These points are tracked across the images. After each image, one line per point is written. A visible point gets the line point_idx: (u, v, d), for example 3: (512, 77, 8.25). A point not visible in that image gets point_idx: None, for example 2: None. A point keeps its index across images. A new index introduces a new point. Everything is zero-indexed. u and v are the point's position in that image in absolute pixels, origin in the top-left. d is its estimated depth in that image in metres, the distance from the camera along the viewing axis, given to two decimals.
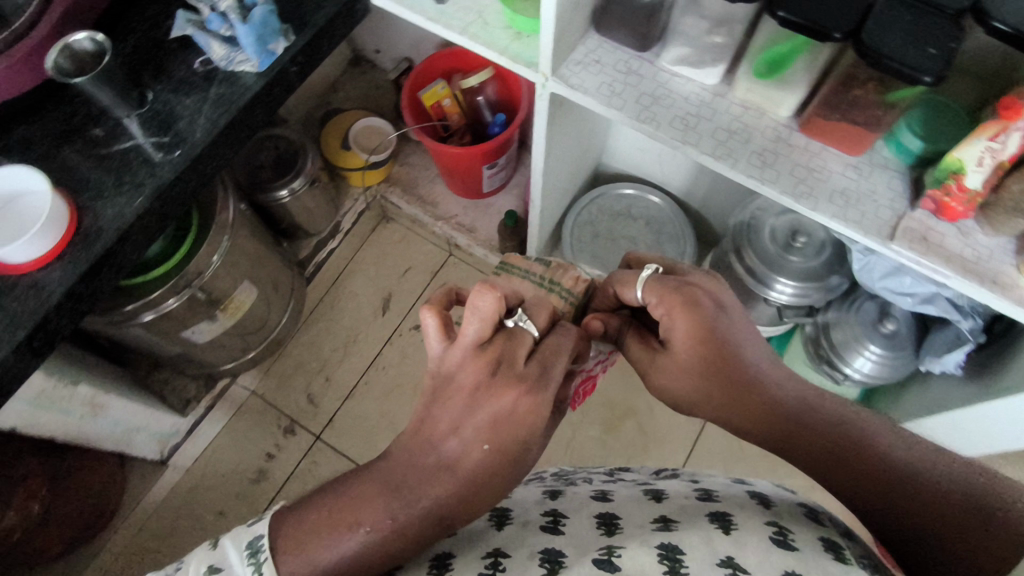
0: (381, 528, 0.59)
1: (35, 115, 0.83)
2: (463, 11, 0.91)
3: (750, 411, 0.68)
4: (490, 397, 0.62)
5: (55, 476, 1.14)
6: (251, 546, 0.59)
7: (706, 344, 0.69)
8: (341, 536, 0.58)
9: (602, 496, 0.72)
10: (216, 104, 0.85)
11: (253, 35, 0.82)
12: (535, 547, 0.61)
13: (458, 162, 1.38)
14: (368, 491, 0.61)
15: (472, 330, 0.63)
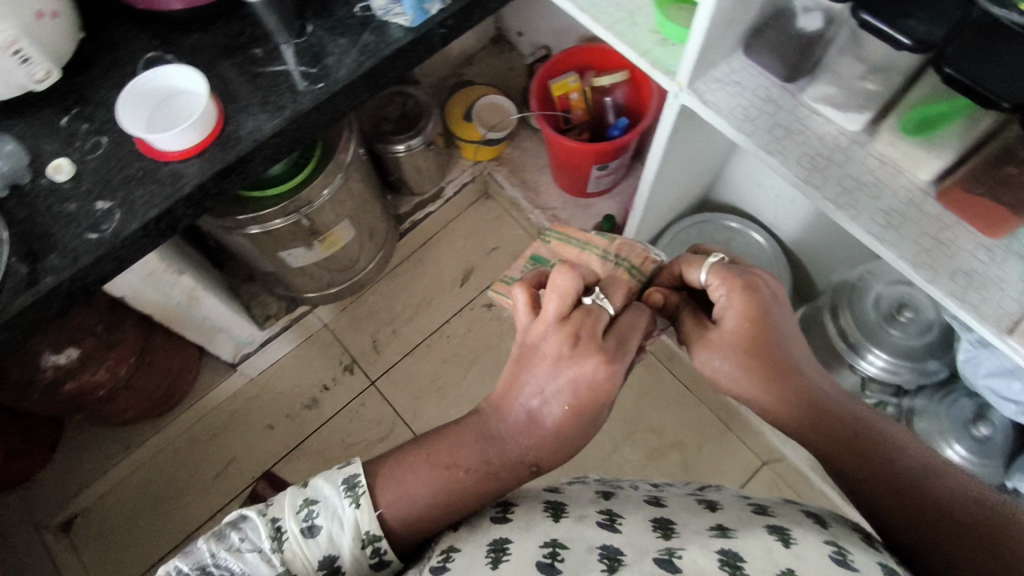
0: (474, 473, 0.70)
1: (211, 27, 0.93)
2: (615, 8, 0.92)
3: (793, 406, 0.70)
4: (571, 362, 0.67)
5: (144, 350, 1.25)
6: (345, 482, 0.69)
7: (759, 334, 0.70)
8: (428, 478, 0.69)
9: (654, 500, 0.74)
10: (364, 48, 0.90)
11: None
12: (595, 543, 0.62)
13: (571, 156, 1.39)
14: (456, 442, 0.72)
15: (553, 305, 0.69)
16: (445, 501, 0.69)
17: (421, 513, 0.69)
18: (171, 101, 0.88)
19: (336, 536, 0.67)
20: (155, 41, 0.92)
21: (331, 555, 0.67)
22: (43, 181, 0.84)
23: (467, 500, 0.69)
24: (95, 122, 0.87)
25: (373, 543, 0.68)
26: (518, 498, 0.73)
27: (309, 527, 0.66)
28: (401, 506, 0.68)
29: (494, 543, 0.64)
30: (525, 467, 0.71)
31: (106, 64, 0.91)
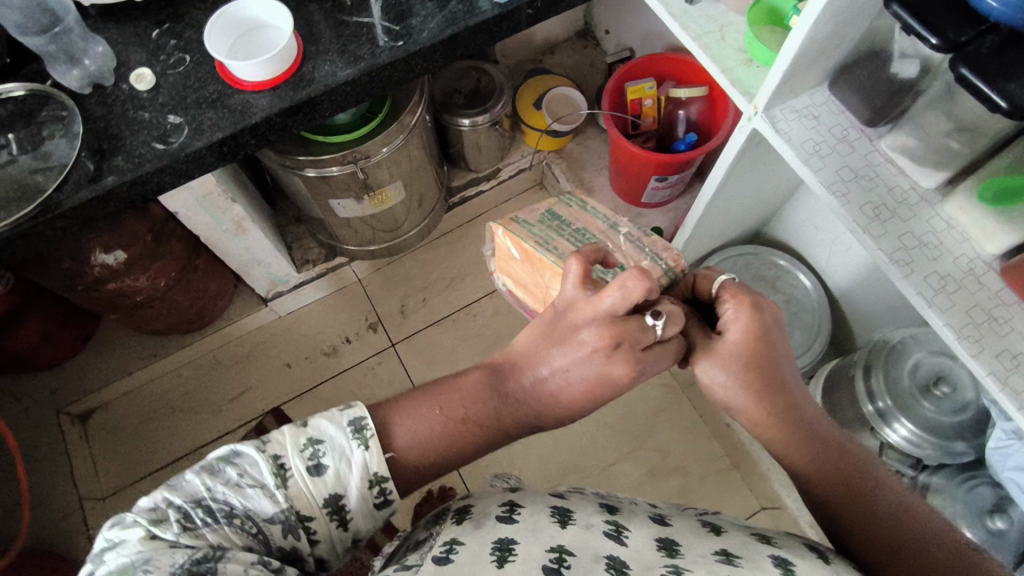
0: (484, 424, 0.73)
1: None
2: (706, 19, 0.90)
3: (786, 427, 0.70)
4: (603, 363, 0.69)
5: (186, 267, 1.29)
6: (351, 423, 0.66)
7: (756, 347, 0.71)
8: (442, 421, 0.71)
9: (660, 518, 0.71)
10: (449, 15, 0.91)
11: None
12: (601, 554, 0.61)
13: (633, 162, 1.37)
14: (473, 394, 0.74)
15: (611, 300, 0.68)
16: (453, 449, 0.71)
17: (428, 452, 0.69)
18: (257, 33, 0.90)
19: (343, 476, 0.64)
20: None
21: (336, 494, 0.64)
22: (124, 86, 0.87)
23: (470, 449, 0.73)
24: (182, 40, 0.91)
25: (380, 485, 0.66)
26: (526, 500, 0.72)
27: (315, 463, 0.63)
28: (415, 443, 0.69)
29: (500, 544, 0.62)
30: (527, 425, 0.75)
31: None
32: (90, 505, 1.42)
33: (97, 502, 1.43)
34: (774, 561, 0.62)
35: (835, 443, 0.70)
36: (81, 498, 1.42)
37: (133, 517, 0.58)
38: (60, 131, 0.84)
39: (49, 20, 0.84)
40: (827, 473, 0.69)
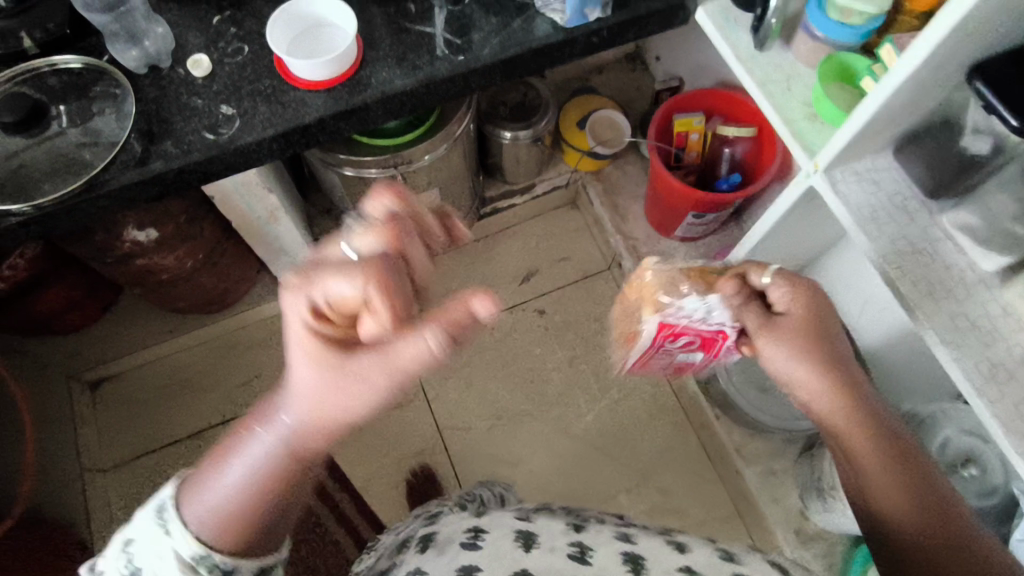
0: (275, 453, 0.69)
1: None
2: (775, 67, 0.88)
3: (856, 421, 0.70)
4: (327, 379, 0.67)
5: (214, 250, 1.29)
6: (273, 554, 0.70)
7: (816, 326, 0.71)
8: (241, 470, 0.69)
9: (624, 535, 0.81)
10: (512, 34, 0.89)
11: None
12: (563, 571, 0.74)
13: (672, 195, 1.35)
14: (257, 417, 0.71)
15: (371, 321, 0.67)
16: (249, 510, 0.68)
17: (242, 528, 0.68)
18: (317, 30, 0.88)
19: (228, 558, 0.68)
20: None
21: (221, 565, 0.68)
22: (179, 70, 0.86)
23: (271, 500, 0.69)
24: (243, 29, 0.90)
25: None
26: (491, 525, 0.82)
27: (210, 568, 0.67)
28: (206, 524, 0.67)
29: (466, 569, 0.74)
30: (319, 440, 0.69)
31: None
32: (91, 476, 1.44)
33: (99, 474, 1.45)
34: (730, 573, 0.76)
35: (898, 431, 0.70)
36: (83, 469, 1.44)
37: (123, 560, 0.68)
38: (115, 111, 0.85)
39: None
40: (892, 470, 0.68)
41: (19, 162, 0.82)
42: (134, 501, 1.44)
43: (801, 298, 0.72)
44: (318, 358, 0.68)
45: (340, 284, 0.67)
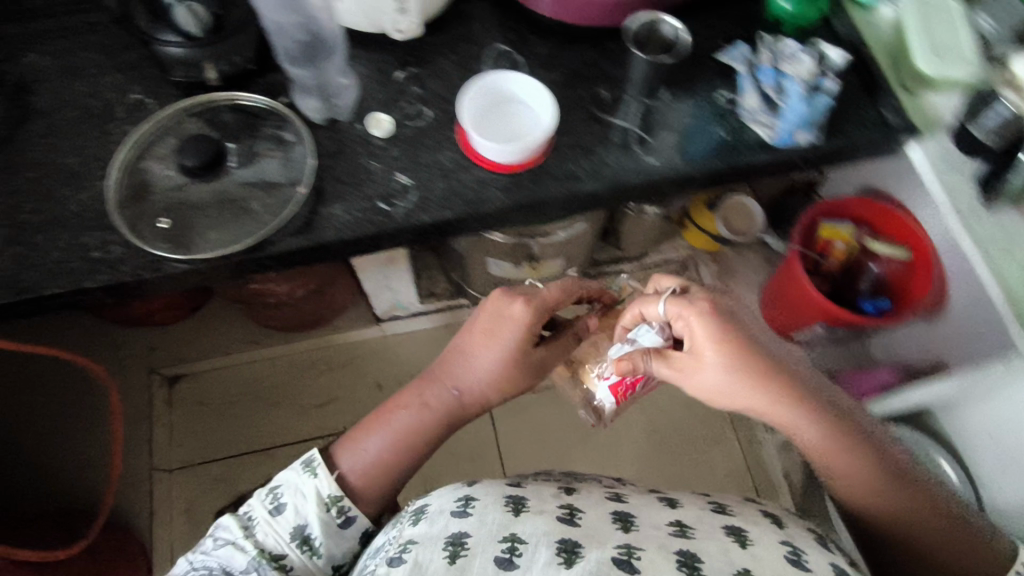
0: (415, 411, 0.85)
1: (571, 43, 0.88)
2: (995, 226, 0.84)
3: (799, 416, 0.68)
4: (477, 349, 0.85)
5: (325, 280, 1.25)
6: (303, 462, 0.81)
7: (758, 370, 0.67)
8: (396, 426, 0.84)
9: (615, 496, 0.80)
10: (711, 141, 0.83)
11: (796, 116, 0.81)
12: (551, 535, 0.67)
13: (804, 304, 1.28)
14: (417, 386, 0.87)
15: (512, 332, 0.83)
16: (406, 449, 0.84)
17: (396, 460, 0.83)
18: (504, 106, 0.83)
19: (307, 514, 0.78)
20: (513, 35, 0.89)
21: (305, 529, 0.77)
22: (358, 126, 0.82)
23: (417, 445, 0.84)
24: (426, 90, 0.85)
25: (271, 488, 0.80)
26: (478, 490, 0.75)
27: (277, 507, 0.78)
28: (359, 467, 0.82)
29: (453, 539, 0.68)
30: (456, 400, 0.85)
31: (459, 35, 0.89)
32: (159, 477, 1.42)
33: (166, 475, 1.43)
34: (674, 531, 0.71)
35: (810, 381, 0.70)
36: (152, 468, 1.42)
37: (222, 528, 0.77)
38: (291, 161, 0.81)
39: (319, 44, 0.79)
40: (870, 468, 0.68)
41: (188, 202, 0.79)
42: (196, 508, 1.41)
43: (684, 311, 0.70)
44: (486, 330, 0.85)
45: (500, 298, 0.85)
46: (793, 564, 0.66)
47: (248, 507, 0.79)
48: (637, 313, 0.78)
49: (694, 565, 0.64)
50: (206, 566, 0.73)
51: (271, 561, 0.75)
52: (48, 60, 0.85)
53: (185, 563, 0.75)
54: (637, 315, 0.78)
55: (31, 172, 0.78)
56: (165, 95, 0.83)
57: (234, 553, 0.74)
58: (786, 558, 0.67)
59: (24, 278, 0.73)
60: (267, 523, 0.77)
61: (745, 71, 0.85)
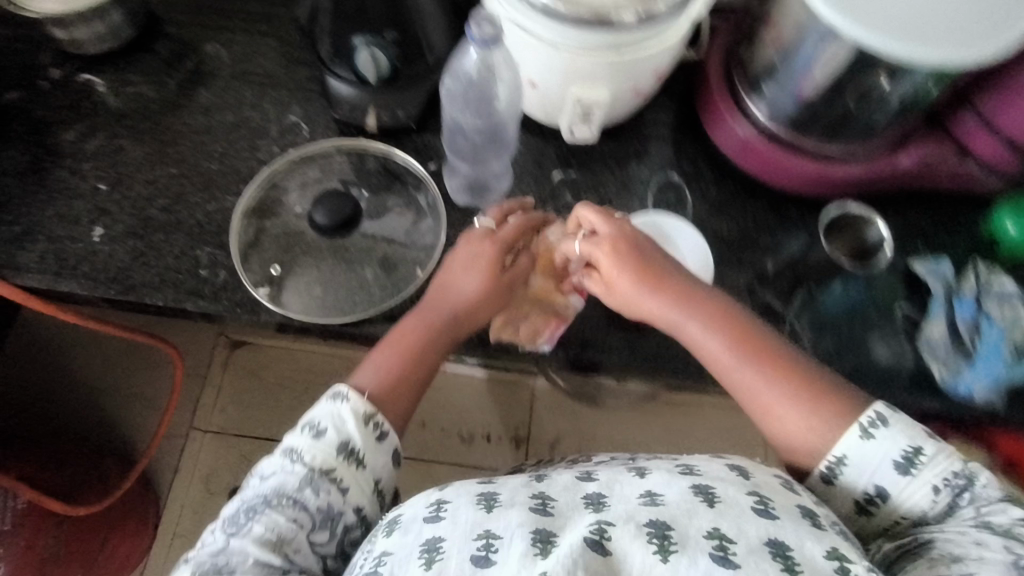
0: (417, 315, 0.67)
1: (749, 197, 0.80)
2: None
3: (681, 320, 0.64)
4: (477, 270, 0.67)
5: None
6: (332, 394, 0.61)
7: (655, 269, 0.65)
8: (393, 351, 0.65)
9: (586, 475, 0.60)
10: (875, 361, 0.72)
11: (977, 374, 0.69)
12: (526, 526, 0.52)
13: None
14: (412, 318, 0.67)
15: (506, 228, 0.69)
16: (411, 371, 0.64)
17: (404, 380, 0.63)
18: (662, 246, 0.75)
19: (350, 431, 0.59)
20: (688, 168, 0.81)
21: (350, 442, 0.59)
22: None
23: (424, 362, 0.65)
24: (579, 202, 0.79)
25: (307, 421, 0.60)
26: (450, 493, 0.58)
27: (320, 432, 0.58)
28: (377, 380, 0.63)
29: (429, 544, 0.53)
30: (455, 320, 0.66)
31: (631, 152, 0.82)
32: (194, 436, 1.41)
33: (200, 436, 1.42)
34: (755, 505, 0.53)
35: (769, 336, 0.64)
36: (190, 426, 1.42)
37: (264, 467, 0.59)
38: (420, 240, 0.76)
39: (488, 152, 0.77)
40: (807, 409, 0.59)
41: (304, 248, 0.75)
42: (215, 478, 1.39)
43: (599, 253, 0.67)
44: (464, 264, 0.68)
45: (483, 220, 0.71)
46: (811, 518, 0.53)
47: (286, 442, 0.59)
48: (562, 254, 0.70)
49: (669, 540, 0.50)
50: (260, 495, 0.57)
51: (326, 474, 0.57)
52: (226, 55, 0.85)
53: (233, 505, 0.58)
54: (573, 226, 0.70)
55: (171, 167, 0.77)
56: (321, 126, 0.81)
57: (285, 480, 0.57)
58: (802, 508, 0.54)
59: (130, 275, 0.72)
60: (311, 447, 0.58)
61: (941, 294, 0.73)
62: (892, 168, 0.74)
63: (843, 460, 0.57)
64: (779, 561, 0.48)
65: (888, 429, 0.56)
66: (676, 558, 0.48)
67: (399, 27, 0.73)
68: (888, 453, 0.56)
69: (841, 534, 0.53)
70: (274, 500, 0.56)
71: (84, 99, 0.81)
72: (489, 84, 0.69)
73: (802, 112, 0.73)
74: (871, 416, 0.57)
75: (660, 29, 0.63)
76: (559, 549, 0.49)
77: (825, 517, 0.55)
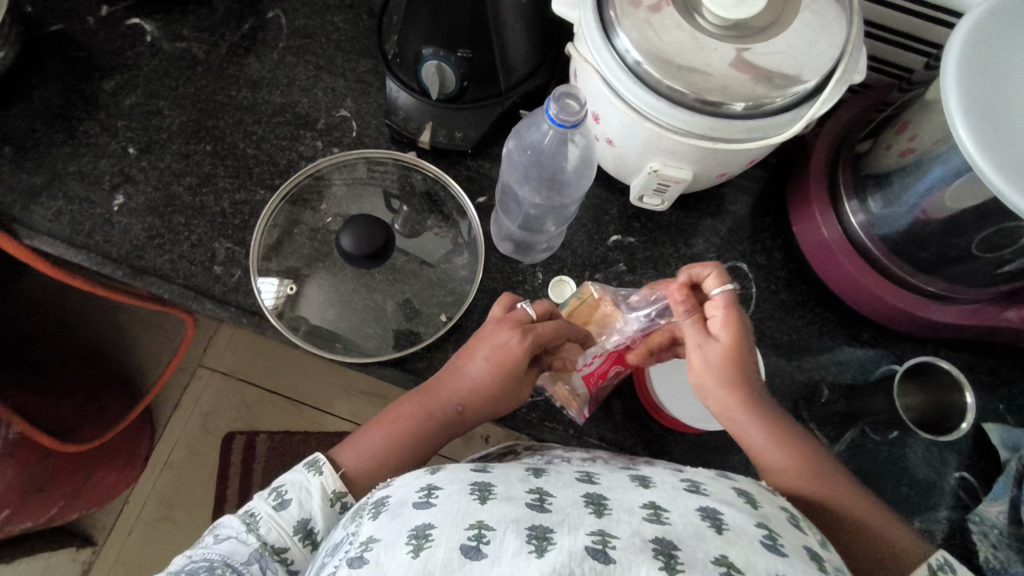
0: (414, 397, 0.60)
1: (820, 307, 0.72)
2: None
3: (748, 425, 0.54)
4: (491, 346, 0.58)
5: None
6: (306, 464, 0.58)
7: (741, 367, 0.54)
8: (379, 431, 0.59)
9: (588, 477, 0.50)
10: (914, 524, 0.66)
11: None
12: (522, 523, 0.42)
13: None
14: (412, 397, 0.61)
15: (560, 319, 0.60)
16: (396, 455, 0.58)
17: (383, 469, 0.58)
18: None
19: (313, 507, 0.55)
20: (761, 260, 0.73)
21: (310, 521, 0.54)
22: (540, 277, 0.70)
23: (411, 452, 0.59)
24: (631, 273, 0.72)
25: (273, 486, 0.56)
26: (443, 478, 0.48)
27: (284, 502, 0.54)
28: (360, 461, 0.58)
29: (417, 529, 0.43)
30: (454, 410, 0.59)
31: (701, 227, 0.74)
32: (200, 373, 1.35)
33: (206, 374, 1.35)
34: (764, 539, 0.43)
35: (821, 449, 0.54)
36: (198, 363, 1.35)
37: (221, 524, 0.54)
38: (452, 279, 0.70)
39: (536, 221, 0.71)
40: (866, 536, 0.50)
41: (325, 263, 0.69)
42: (213, 419, 1.34)
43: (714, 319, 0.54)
44: (478, 347, 0.59)
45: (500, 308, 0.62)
46: (819, 564, 0.43)
47: (248, 504, 0.55)
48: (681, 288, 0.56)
49: (674, 558, 0.39)
50: (206, 559, 0.51)
51: (277, 553, 0.52)
52: (286, 24, 0.77)
53: (181, 558, 0.52)
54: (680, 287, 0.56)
55: (207, 144, 0.72)
56: (372, 128, 0.74)
57: (236, 547, 0.52)
58: (811, 552, 0.44)
59: (142, 256, 0.68)
60: (272, 518, 0.53)
61: (1013, 473, 0.64)
62: (994, 323, 0.65)
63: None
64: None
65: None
66: None
67: (474, 47, 0.66)
68: None
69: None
70: (218, 569, 0.50)
71: (129, 46, 0.75)
72: (555, 159, 0.64)
73: (905, 237, 0.63)
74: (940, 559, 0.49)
75: (770, 125, 0.54)
76: (557, 555, 0.39)
77: (834, 565, 0.44)
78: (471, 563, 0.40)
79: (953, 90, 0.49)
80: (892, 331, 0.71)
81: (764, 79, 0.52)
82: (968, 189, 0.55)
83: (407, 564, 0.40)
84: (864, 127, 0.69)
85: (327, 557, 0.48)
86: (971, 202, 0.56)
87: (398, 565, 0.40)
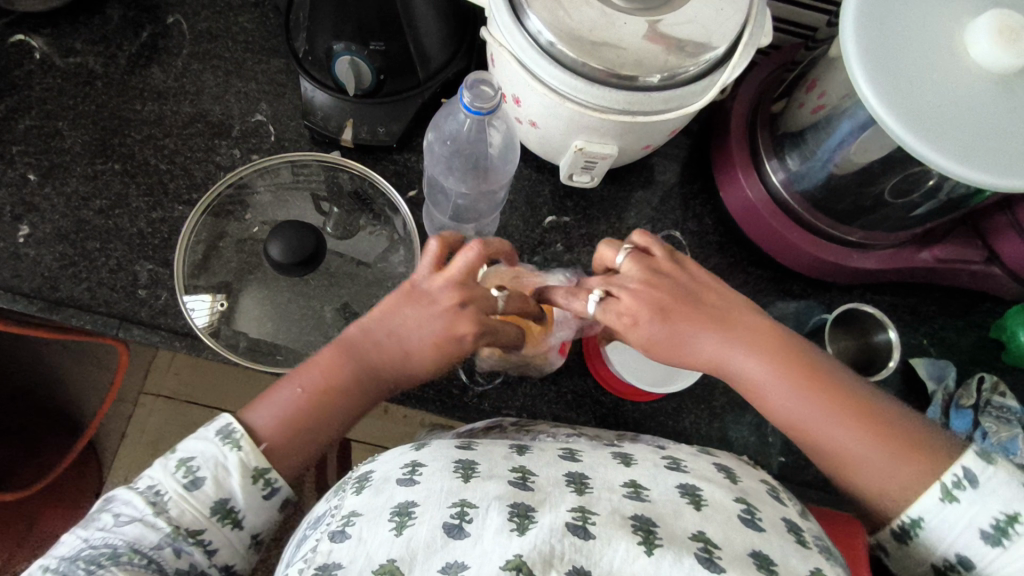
0: (341, 355, 0.53)
1: (753, 266, 0.74)
2: None
3: (727, 347, 0.53)
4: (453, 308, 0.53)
5: None
6: (218, 431, 0.50)
7: (672, 303, 0.54)
8: (294, 391, 0.52)
9: (570, 454, 0.50)
10: None
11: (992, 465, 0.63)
12: (504, 499, 0.42)
13: None
14: (336, 354, 0.53)
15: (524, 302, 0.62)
16: (315, 420, 0.52)
17: (297, 436, 0.51)
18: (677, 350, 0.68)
19: (233, 487, 0.48)
20: (694, 227, 0.75)
21: (229, 501, 0.48)
22: None
23: (332, 419, 0.52)
24: (570, 252, 0.72)
25: (181, 459, 0.48)
26: (427, 455, 0.47)
27: (197, 481, 0.47)
28: (277, 426, 0.50)
29: (401, 507, 0.42)
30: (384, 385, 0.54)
31: (633, 200, 0.75)
32: (144, 401, 1.29)
33: (151, 401, 1.29)
34: (741, 513, 0.44)
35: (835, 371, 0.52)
36: (140, 391, 1.29)
37: (121, 501, 0.47)
38: (390, 278, 0.69)
39: (468, 210, 0.71)
40: (881, 451, 0.48)
41: (256, 275, 0.66)
42: (164, 446, 1.27)
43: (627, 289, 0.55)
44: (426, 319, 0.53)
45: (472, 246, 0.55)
46: (797, 534, 0.44)
47: (152, 478, 0.48)
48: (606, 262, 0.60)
49: (654, 534, 0.40)
50: (108, 544, 0.44)
51: (192, 536, 0.47)
52: (188, 29, 0.74)
53: (73, 538, 0.46)
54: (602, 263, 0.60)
55: (116, 163, 0.68)
56: (291, 130, 0.72)
57: (143, 531, 0.45)
58: (788, 523, 0.45)
59: (56, 288, 0.64)
60: (182, 499, 0.47)
61: (941, 402, 0.68)
62: (912, 264, 0.68)
63: (920, 524, 0.48)
64: (763, 572, 0.39)
65: (978, 490, 0.46)
66: (660, 553, 0.39)
67: (388, 38, 0.63)
68: (976, 521, 0.46)
69: (826, 550, 0.44)
70: (123, 558, 0.44)
71: (16, 65, 0.70)
72: (480, 142, 0.65)
73: (823, 190, 0.66)
74: (958, 473, 0.46)
75: (684, 95, 0.55)
76: (538, 531, 0.39)
77: (812, 533, 0.45)
78: (453, 542, 0.39)
79: (862, 40, 0.51)
80: (821, 282, 0.74)
81: (674, 50, 0.52)
82: (879, 141, 0.57)
83: (391, 544, 0.39)
84: (777, 87, 0.71)
85: (309, 530, 0.46)
86: (879, 153, 0.59)
87: (382, 544, 0.40)
